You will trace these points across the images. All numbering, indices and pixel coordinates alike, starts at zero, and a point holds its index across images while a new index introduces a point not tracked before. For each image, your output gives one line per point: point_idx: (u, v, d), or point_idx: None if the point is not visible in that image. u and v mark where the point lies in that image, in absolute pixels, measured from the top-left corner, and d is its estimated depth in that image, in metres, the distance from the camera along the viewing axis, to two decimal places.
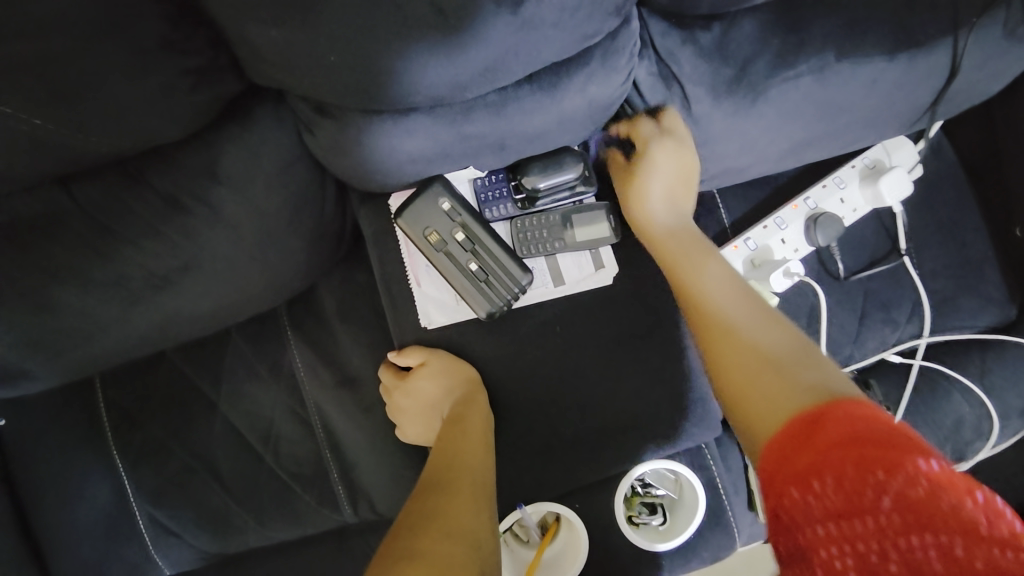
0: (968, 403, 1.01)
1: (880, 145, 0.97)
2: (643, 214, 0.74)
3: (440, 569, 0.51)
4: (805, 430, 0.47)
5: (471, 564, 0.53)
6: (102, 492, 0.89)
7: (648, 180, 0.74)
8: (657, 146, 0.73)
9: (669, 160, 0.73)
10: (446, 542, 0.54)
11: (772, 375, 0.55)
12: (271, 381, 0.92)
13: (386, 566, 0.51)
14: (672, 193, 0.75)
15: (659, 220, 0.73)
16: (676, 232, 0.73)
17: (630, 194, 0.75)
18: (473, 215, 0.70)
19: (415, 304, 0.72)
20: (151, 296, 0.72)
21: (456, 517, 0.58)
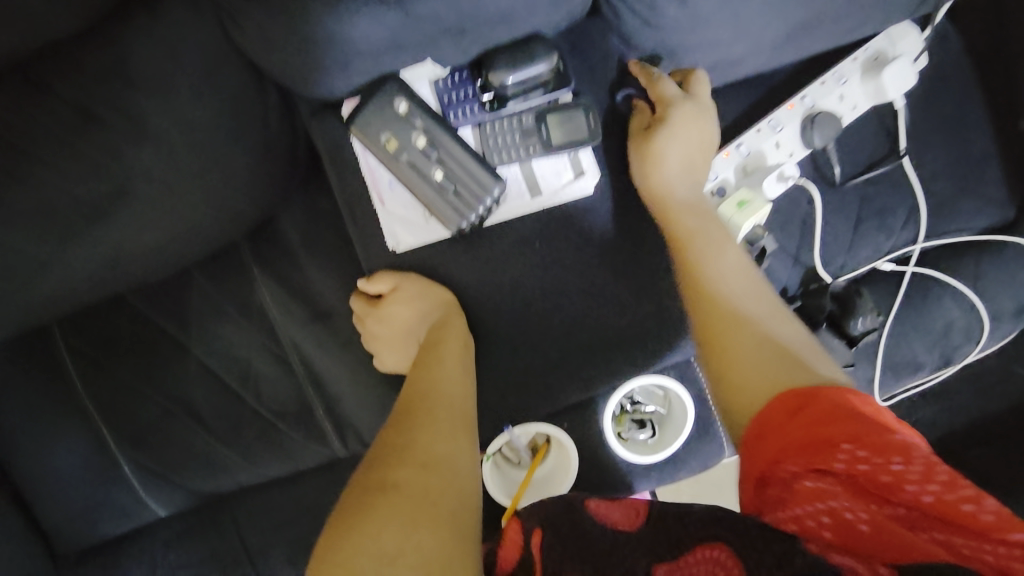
0: (959, 306, 0.99)
1: (885, 33, 0.87)
2: (661, 188, 0.68)
3: (409, 504, 0.52)
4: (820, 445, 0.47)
5: (443, 494, 0.54)
6: (82, 436, 0.87)
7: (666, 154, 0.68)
8: (676, 109, 0.68)
9: (684, 121, 0.69)
10: (417, 473, 0.55)
11: (772, 362, 0.56)
12: (241, 322, 0.88)
13: (356, 498, 0.53)
14: (691, 153, 0.69)
15: (681, 194, 0.68)
16: (693, 204, 0.68)
17: (645, 160, 0.68)
18: (433, 118, 0.62)
19: (380, 224, 0.66)
20: (86, 229, 0.66)
21: (429, 445, 0.58)
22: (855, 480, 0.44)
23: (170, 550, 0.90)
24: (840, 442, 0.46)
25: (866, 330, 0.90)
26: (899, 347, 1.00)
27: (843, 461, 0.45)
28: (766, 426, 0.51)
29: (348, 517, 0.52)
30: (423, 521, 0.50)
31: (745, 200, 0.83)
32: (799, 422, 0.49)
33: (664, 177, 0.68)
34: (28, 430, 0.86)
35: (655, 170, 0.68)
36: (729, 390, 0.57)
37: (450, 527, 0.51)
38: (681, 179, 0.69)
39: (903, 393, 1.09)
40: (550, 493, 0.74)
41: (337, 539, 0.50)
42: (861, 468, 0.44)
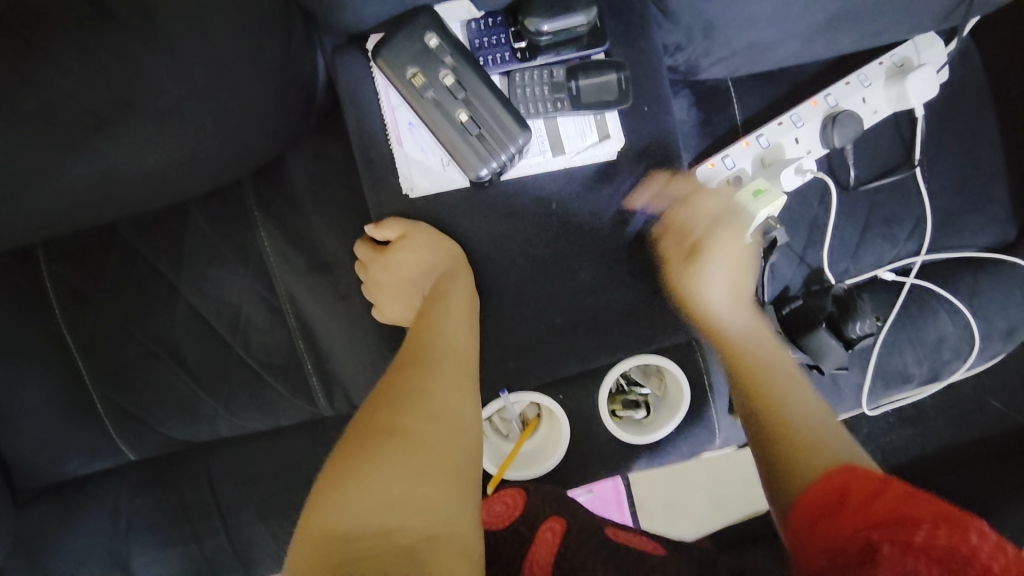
0: (953, 323, 1.00)
1: (911, 41, 0.88)
2: (706, 301, 0.72)
3: (416, 454, 0.50)
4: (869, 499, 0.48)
5: (450, 449, 0.52)
6: (57, 366, 0.83)
7: (708, 265, 0.72)
8: (716, 237, 0.72)
9: (723, 257, 0.73)
10: (427, 424, 0.53)
11: (826, 436, 0.60)
12: (236, 265, 0.84)
13: (363, 444, 0.51)
14: (731, 286, 0.73)
15: (727, 314, 0.72)
16: (749, 331, 0.71)
17: (689, 280, 0.71)
18: (464, 58, 0.60)
19: (395, 166, 0.64)
20: (84, 139, 0.62)
21: (439, 397, 0.56)
22: (936, 554, 0.42)
23: (137, 495, 0.87)
24: (921, 518, 0.45)
25: (864, 334, 0.89)
26: (890, 357, 1.00)
27: (923, 536, 0.43)
28: (826, 501, 0.51)
29: (350, 457, 0.50)
30: (429, 474, 0.49)
31: (759, 189, 0.75)
32: (872, 501, 0.48)
33: (712, 295, 0.72)
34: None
35: (695, 281, 0.72)
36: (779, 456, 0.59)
37: (453, 484, 0.50)
38: (730, 307, 0.73)
39: (888, 405, 1.10)
40: (538, 466, 0.72)
41: (339, 476, 0.48)
42: (942, 541, 0.43)
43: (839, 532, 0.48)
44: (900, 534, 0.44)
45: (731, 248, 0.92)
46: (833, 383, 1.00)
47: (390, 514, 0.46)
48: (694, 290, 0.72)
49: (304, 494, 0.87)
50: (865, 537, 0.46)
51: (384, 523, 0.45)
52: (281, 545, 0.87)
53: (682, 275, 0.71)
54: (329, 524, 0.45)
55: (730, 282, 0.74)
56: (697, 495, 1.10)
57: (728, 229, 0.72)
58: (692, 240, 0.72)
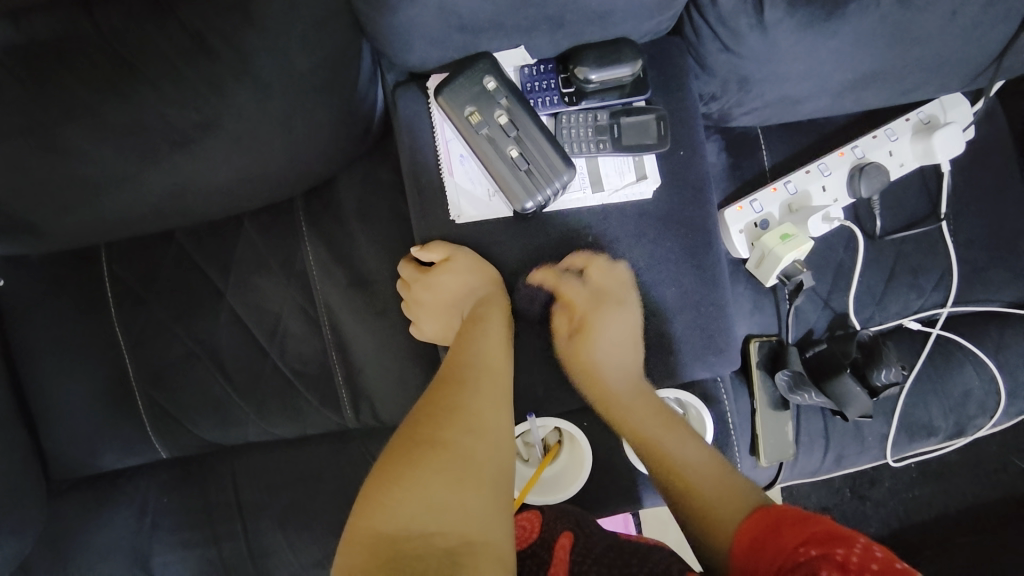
0: (978, 376, 1.00)
1: (937, 100, 0.92)
2: (597, 384, 0.72)
3: (456, 465, 0.53)
4: (773, 527, 0.53)
5: (487, 460, 0.55)
6: (104, 362, 0.87)
7: (598, 337, 0.74)
8: (597, 314, 0.74)
9: (617, 323, 0.74)
10: (464, 437, 0.56)
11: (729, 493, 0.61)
12: (281, 277, 0.89)
13: (405, 454, 0.54)
14: (623, 348, 0.74)
15: (614, 382, 0.73)
16: (632, 396, 0.71)
17: (576, 361, 0.73)
18: (518, 99, 0.65)
19: (445, 194, 0.69)
20: (167, 154, 0.68)
21: (478, 412, 0.59)
22: (855, 561, 0.45)
23: (165, 493, 0.89)
24: (857, 538, 0.47)
25: (889, 382, 0.91)
26: (915, 408, 1.01)
27: (858, 552, 0.46)
28: (750, 540, 0.55)
29: (397, 463, 0.54)
30: (469, 483, 0.52)
31: (788, 233, 0.85)
32: (807, 525, 0.51)
33: (598, 371, 0.73)
34: (54, 347, 0.86)
35: (584, 348, 0.73)
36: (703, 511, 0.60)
37: (490, 494, 0.53)
38: (618, 369, 0.74)
39: (911, 457, 1.09)
40: (559, 493, 0.74)
41: (386, 482, 0.52)
42: (873, 557, 0.45)
43: (778, 554, 0.50)
44: (835, 548, 0.47)
45: (756, 289, 0.94)
46: (857, 431, 1.00)
47: (432, 519, 0.49)
48: (585, 367, 0.73)
49: (325, 503, 0.89)
50: (797, 552, 0.49)
51: (428, 527, 0.49)
52: (297, 553, 0.88)
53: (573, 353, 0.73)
54: (378, 525, 0.49)
55: (619, 348, 0.74)
56: None
57: (609, 307, 0.73)
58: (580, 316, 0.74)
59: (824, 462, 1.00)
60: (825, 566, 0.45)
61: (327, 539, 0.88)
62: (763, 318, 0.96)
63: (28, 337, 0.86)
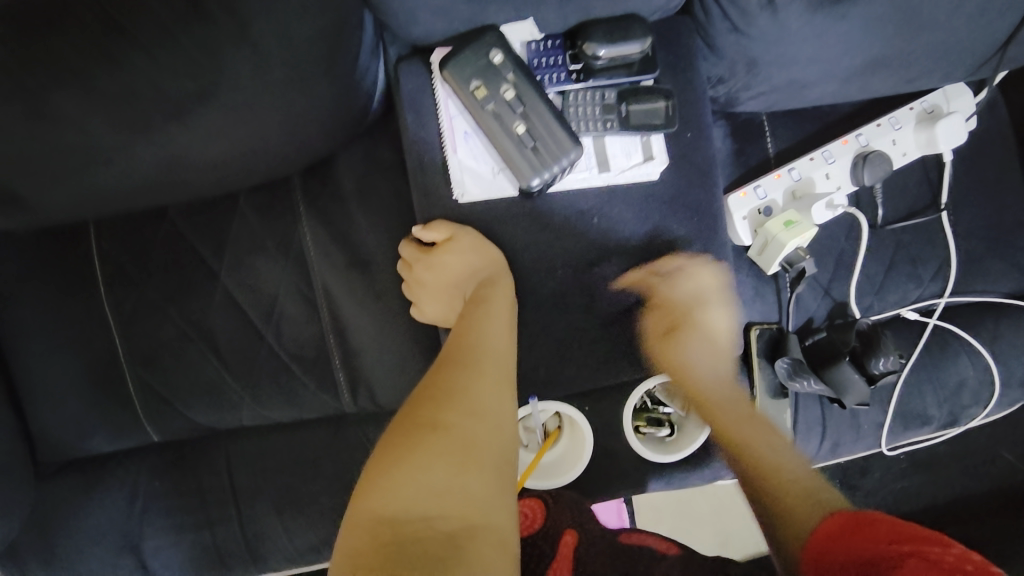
0: (973, 366, 1.01)
1: (940, 90, 0.92)
2: (694, 385, 0.73)
3: (458, 448, 0.52)
4: (852, 525, 0.51)
5: (490, 444, 0.54)
6: (94, 342, 0.85)
7: (690, 341, 0.75)
8: (693, 321, 0.75)
9: (707, 329, 0.76)
10: (466, 420, 0.55)
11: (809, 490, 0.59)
12: (277, 258, 0.87)
13: (407, 436, 0.53)
14: (714, 355, 0.76)
15: (710, 385, 0.73)
16: (728, 400, 0.73)
17: (671, 363, 0.73)
18: (524, 74, 0.63)
19: (448, 172, 0.67)
20: (160, 125, 0.65)
21: (481, 395, 0.58)
22: (951, 561, 0.42)
23: (156, 476, 0.87)
24: (949, 539, 0.44)
25: (886, 370, 0.92)
26: (911, 397, 1.01)
27: (953, 553, 0.43)
28: (827, 535, 0.52)
29: (397, 446, 0.53)
30: (471, 466, 0.51)
31: (792, 220, 0.84)
32: (893, 524, 0.48)
33: (693, 373, 0.73)
34: (41, 326, 0.84)
35: (677, 350, 0.74)
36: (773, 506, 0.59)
37: (493, 478, 0.52)
38: (711, 374, 0.75)
39: (905, 446, 1.11)
40: (559, 477, 0.74)
41: (388, 464, 0.51)
42: (969, 558, 0.42)
43: (859, 550, 0.47)
44: (927, 547, 0.44)
45: (758, 277, 0.94)
46: (853, 419, 1.01)
47: (435, 503, 0.48)
48: (678, 368, 0.73)
49: (321, 488, 0.88)
50: (881, 548, 0.46)
51: (429, 511, 0.48)
52: (292, 538, 0.87)
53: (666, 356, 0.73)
54: (378, 508, 0.47)
55: (705, 358, 0.76)
56: (699, 524, 1.10)
57: (708, 312, 0.76)
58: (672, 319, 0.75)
59: (821, 450, 1.01)
60: (919, 564, 0.43)
61: (324, 524, 0.87)
62: (764, 306, 0.96)
63: (16, 315, 0.83)
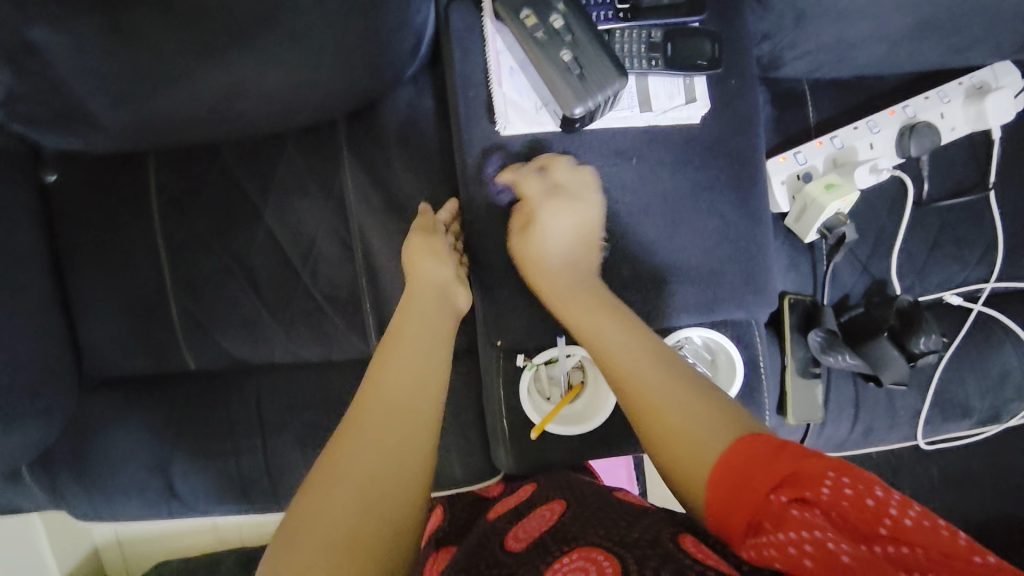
0: (1018, 356, 0.97)
1: (990, 67, 0.89)
2: (549, 288, 0.69)
3: (376, 453, 0.54)
4: (739, 472, 0.50)
5: (407, 441, 0.56)
6: (145, 268, 0.89)
7: (546, 236, 0.71)
8: (546, 208, 0.70)
9: (562, 222, 0.71)
10: (383, 420, 0.57)
11: (687, 424, 0.55)
12: (318, 199, 0.90)
13: (330, 452, 0.55)
14: (569, 247, 0.71)
15: (568, 285, 0.69)
16: (583, 303, 0.67)
17: (527, 261, 0.71)
18: (574, 6, 0.65)
19: (493, 105, 0.70)
20: (225, 49, 0.69)
21: (396, 393, 0.59)
22: (838, 507, 0.45)
23: (191, 404, 0.90)
24: (825, 472, 0.47)
25: (927, 350, 0.88)
26: (951, 386, 0.98)
27: (828, 491, 0.46)
28: (725, 489, 0.51)
29: (323, 460, 0.54)
30: (387, 469, 0.53)
31: (833, 182, 0.83)
32: (775, 462, 0.49)
33: (547, 270, 0.70)
34: (97, 249, 0.88)
35: (533, 245, 0.71)
36: (664, 461, 0.56)
37: (406, 476, 0.54)
38: (571, 271, 0.70)
39: (943, 442, 1.06)
40: (577, 427, 0.74)
41: (313, 479, 0.52)
42: (846, 494, 0.46)
43: (751, 505, 0.49)
44: (808, 493, 0.46)
45: (793, 247, 0.92)
46: (889, 404, 0.97)
47: (350, 511, 0.50)
48: (536, 266, 0.71)
49: None
50: (773, 500, 0.48)
51: (348, 521, 0.50)
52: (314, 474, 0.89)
53: (522, 250, 0.71)
54: (301, 525, 0.49)
55: (572, 245, 0.71)
56: None
57: (557, 203, 0.69)
58: (526, 214, 0.71)
59: (852, 433, 0.97)
60: (801, 514, 0.46)
61: None
62: (799, 279, 0.93)
63: (74, 234, 0.88)
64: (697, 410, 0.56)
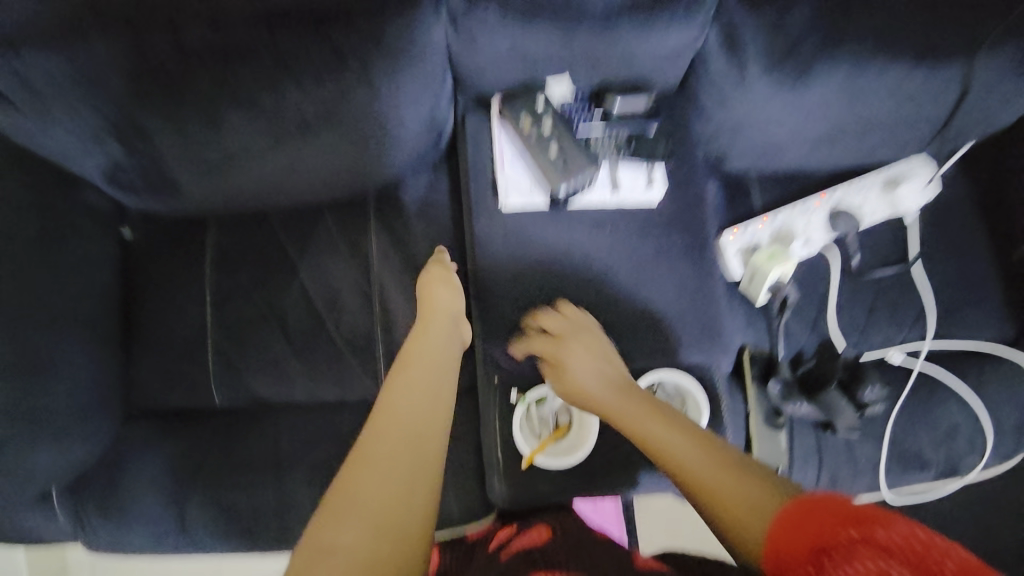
0: (961, 410, 1.08)
1: (905, 160, 1.07)
2: (588, 401, 0.79)
3: (392, 473, 0.61)
4: (793, 524, 0.54)
5: (421, 461, 0.63)
6: (192, 314, 1.03)
7: (572, 366, 0.81)
8: (559, 348, 0.82)
9: (578, 352, 0.82)
10: (399, 445, 0.63)
11: (739, 494, 0.60)
12: (346, 258, 1.07)
13: (350, 476, 0.61)
14: (594, 367, 0.81)
15: (600, 395, 0.78)
16: (620, 408, 0.76)
17: (567, 388, 0.81)
18: (559, 116, 0.87)
19: (497, 186, 0.88)
20: (288, 140, 0.88)
21: (410, 421, 0.67)
22: (906, 547, 0.47)
23: (215, 437, 1.00)
24: (894, 521, 0.49)
25: (872, 400, 1.01)
26: (906, 437, 1.08)
27: (897, 535, 0.48)
28: (783, 541, 0.53)
29: (341, 485, 0.60)
30: (405, 486, 0.60)
31: (773, 253, 1.02)
32: (840, 510, 0.52)
33: (584, 389, 0.80)
34: (156, 296, 1.03)
35: (565, 379, 0.82)
36: (727, 527, 0.59)
37: (420, 491, 0.61)
38: (600, 384, 0.79)
39: (913, 498, 1.13)
40: (565, 460, 0.83)
41: (335, 503, 0.59)
42: (917, 539, 0.47)
43: (810, 548, 0.51)
44: (875, 532, 0.49)
45: (750, 308, 1.07)
46: (849, 452, 1.07)
47: (370, 528, 0.57)
48: (573, 390, 0.81)
49: None
50: (837, 535, 0.50)
51: (369, 537, 0.56)
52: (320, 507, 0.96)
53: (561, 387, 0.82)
54: (325, 544, 0.55)
55: (595, 368, 0.81)
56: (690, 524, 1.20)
57: (568, 343, 0.82)
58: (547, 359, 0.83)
59: (818, 481, 1.06)
60: (868, 549, 0.47)
61: None
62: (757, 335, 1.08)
63: (140, 282, 1.04)
64: (743, 481, 0.61)
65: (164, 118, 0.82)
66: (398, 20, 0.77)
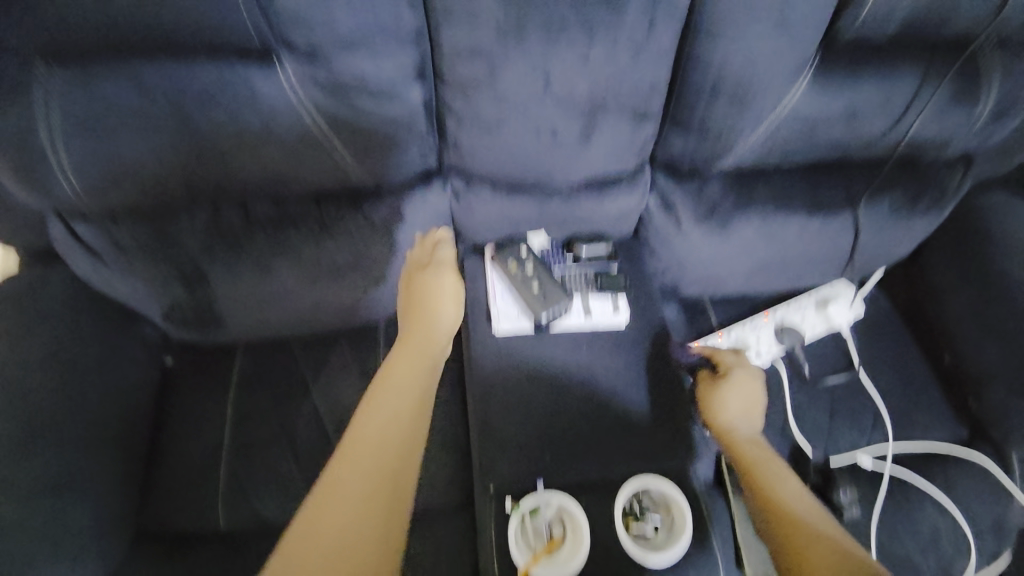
0: (938, 512, 1.13)
1: (828, 284, 1.29)
2: (723, 422, 0.99)
3: (354, 518, 0.72)
4: None
5: (381, 507, 0.75)
6: (210, 436, 1.12)
7: (729, 392, 1.02)
8: (735, 376, 1.04)
9: (747, 391, 1.02)
10: (359, 493, 0.75)
11: (829, 546, 0.78)
12: (357, 380, 1.19)
13: (315, 518, 0.72)
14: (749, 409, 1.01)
15: (743, 429, 0.99)
16: (754, 443, 0.97)
17: (709, 401, 1.02)
18: (538, 259, 1.09)
19: (489, 315, 1.07)
20: (318, 282, 1.08)
21: (371, 470, 0.78)
22: None
23: (214, 563, 1.01)
24: None
25: (848, 502, 1.06)
26: (891, 542, 1.11)
27: None
28: None
29: (306, 526, 0.72)
30: (365, 528, 0.72)
31: None
32: None
33: (726, 415, 1.00)
34: (182, 419, 1.14)
35: (713, 396, 1.02)
36: (794, 561, 0.78)
37: (381, 533, 0.73)
38: (744, 419, 1.00)
39: None
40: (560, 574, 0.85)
41: (301, 542, 0.70)
42: None
43: None
44: None
45: None
46: None
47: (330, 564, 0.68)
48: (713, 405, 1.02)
49: None
50: None
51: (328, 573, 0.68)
52: None
53: (704, 393, 1.03)
54: None
55: (746, 408, 1.02)
56: None
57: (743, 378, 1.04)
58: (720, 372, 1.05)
59: None
60: None
61: None
62: None
63: (170, 406, 1.15)
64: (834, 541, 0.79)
65: (221, 269, 1.03)
66: (414, 197, 1.02)
